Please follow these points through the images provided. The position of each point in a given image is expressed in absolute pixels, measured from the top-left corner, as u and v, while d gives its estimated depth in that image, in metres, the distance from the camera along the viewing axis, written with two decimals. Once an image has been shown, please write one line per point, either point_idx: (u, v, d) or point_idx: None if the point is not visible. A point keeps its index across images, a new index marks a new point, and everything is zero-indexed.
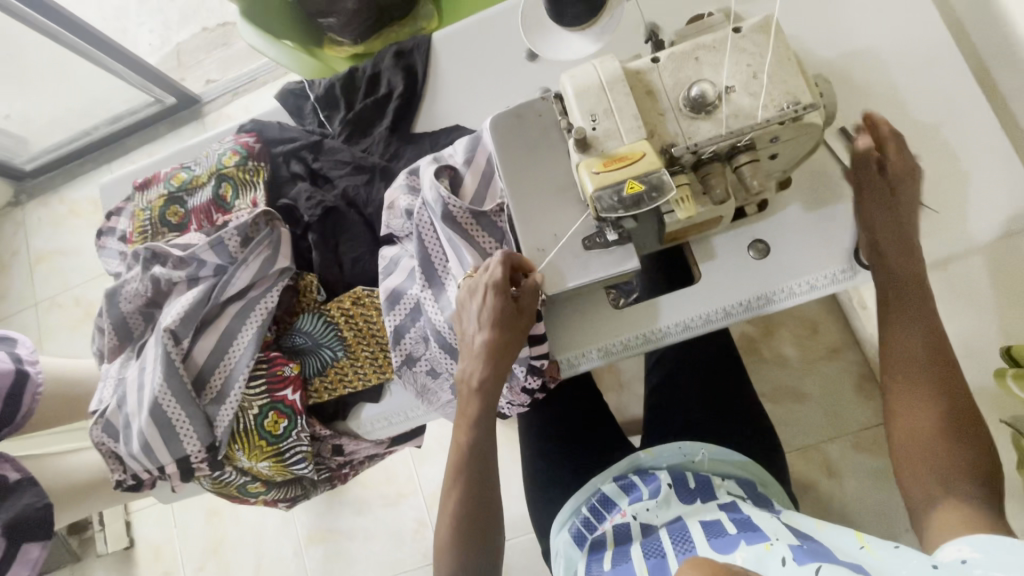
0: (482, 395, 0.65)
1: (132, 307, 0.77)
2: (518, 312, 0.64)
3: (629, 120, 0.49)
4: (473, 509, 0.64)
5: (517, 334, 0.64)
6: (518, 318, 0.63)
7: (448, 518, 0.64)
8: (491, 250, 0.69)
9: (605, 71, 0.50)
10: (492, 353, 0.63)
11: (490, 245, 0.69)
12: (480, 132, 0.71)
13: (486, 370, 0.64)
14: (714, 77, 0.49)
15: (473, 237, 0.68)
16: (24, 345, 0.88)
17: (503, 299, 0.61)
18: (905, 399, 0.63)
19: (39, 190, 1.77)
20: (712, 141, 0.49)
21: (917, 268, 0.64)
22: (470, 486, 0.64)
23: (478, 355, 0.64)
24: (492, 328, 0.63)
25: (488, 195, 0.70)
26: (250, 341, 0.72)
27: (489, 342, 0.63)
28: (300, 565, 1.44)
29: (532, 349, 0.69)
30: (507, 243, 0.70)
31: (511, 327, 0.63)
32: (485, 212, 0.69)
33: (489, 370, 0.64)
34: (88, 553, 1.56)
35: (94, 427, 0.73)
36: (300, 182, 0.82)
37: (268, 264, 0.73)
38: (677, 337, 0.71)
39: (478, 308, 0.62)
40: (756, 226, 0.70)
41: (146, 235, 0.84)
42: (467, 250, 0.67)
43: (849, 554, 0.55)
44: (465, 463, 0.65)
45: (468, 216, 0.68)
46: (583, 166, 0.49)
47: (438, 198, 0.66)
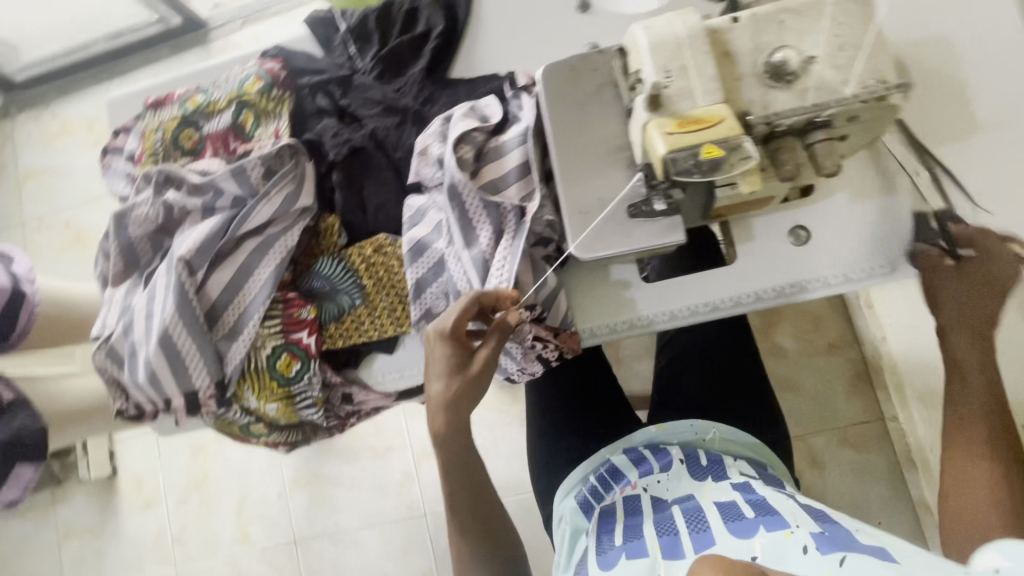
0: (446, 442, 0.66)
1: (141, 233, 0.73)
2: (469, 356, 0.64)
3: (706, 81, 0.45)
4: (475, 513, 0.68)
5: (472, 383, 0.64)
6: (474, 362, 0.64)
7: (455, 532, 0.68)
8: (486, 239, 0.66)
9: (684, 25, 0.46)
10: (449, 399, 0.64)
11: (487, 234, 0.66)
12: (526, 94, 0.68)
13: (444, 419, 0.65)
14: (799, 44, 0.46)
15: (480, 217, 0.66)
16: (21, 263, 0.85)
17: (451, 345, 0.63)
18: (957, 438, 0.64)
19: (30, 103, 1.68)
20: (792, 113, 0.46)
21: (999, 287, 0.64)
22: (461, 512, 0.67)
23: (432, 402, 0.65)
24: (445, 378, 0.64)
25: (526, 179, 0.66)
26: (268, 279, 0.69)
27: (441, 390, 0.64)
28: (283, 507, 1.45)
29: (557, 337, 0.68)
30: (506, 237, 0.66)
31: (465, 371, 0.64)
32: (493, 199, 0.65)
33: (442, 419, 0.64)
34: (70, 477, 1.57)
35: (98, 352, 0.70)
36: (326, 118, 0.77)
37: (291, 200, 0.69)
38: (664, 326, 0.70)
39: (434, 357, 0.65)
40: (799, 210, 0.68)
41: (157, 157, 0.79)
42: (464, 232, 0.66)
43: (872, 538, 0.55)
44: (458, 491, 0.67)
45: (477, 198, 0.66)
46: (654, 125, 0.44)
47: (450, 169, 0.65)
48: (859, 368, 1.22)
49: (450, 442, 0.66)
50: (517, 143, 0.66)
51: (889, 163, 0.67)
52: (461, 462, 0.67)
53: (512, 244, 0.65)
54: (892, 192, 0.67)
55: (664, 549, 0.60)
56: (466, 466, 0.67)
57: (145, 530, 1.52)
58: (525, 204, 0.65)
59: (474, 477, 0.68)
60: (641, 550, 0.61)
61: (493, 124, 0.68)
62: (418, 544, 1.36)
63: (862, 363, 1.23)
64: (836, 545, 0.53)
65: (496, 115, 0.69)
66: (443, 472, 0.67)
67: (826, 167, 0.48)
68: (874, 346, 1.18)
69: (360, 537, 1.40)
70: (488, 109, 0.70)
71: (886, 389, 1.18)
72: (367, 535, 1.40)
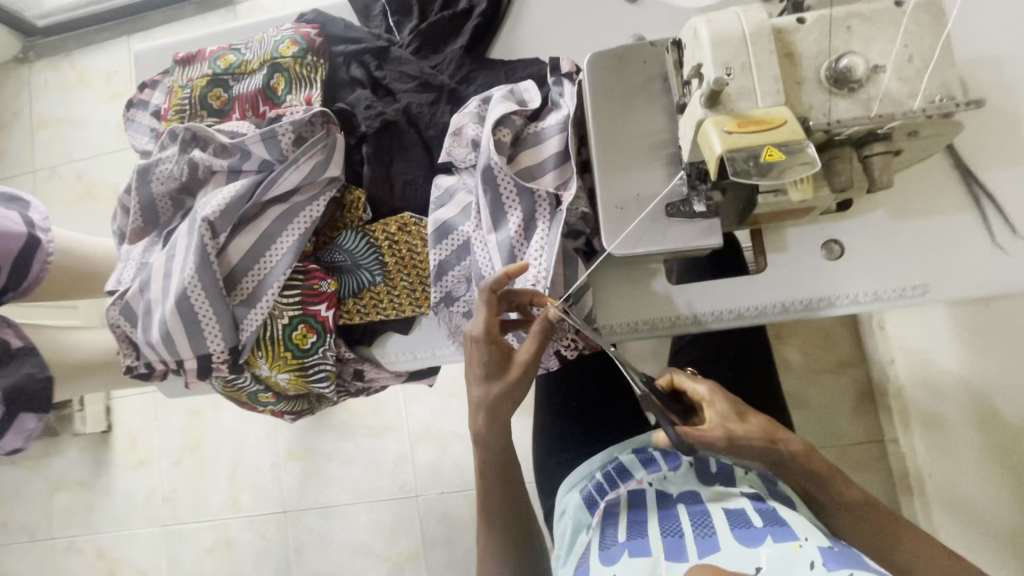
0: (487, 443, 0.67)
1: (163, 190, 0.72)
2: (500, 356, 0.63)
3: (768, 82, 0.44)
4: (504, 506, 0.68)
5: (510, 388, 0.63)
6: (507, 361, 0.63)
7: (484, 522, 0.69)
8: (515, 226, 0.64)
9: (749, 21, 0.45)
10: (488, 403, 0.64)
11: (517, 221, 0.64)
12: (569, 83, 0.66)
13: (484, 421, 0.66)
14: (865, 51, 0.45)
15: (512, 202, 0.64)
16: (37, 210, 0.83)
17: (484, 351, 0.63)
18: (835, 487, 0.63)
19: (49, 51, 1.65)
20: (852, 121, 0.44)
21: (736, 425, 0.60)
22: (490, 505, 0.68)
23: (472, 405, 0.66)
24: (483, 383, 0.64)
25: (563, 169, 0.64)
26: (291, 249, 0.68)
27: (479, 393, 0.64)
28: (275, 477, 1.46)
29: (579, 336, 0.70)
30: (536, 225, 0.65)
31: (503, 375, 0.63)
32: (529, 187, 0.64)
33: (482, 422, 0.65)
34: (65, 430, 1.57)
35: (112, 307, 0.70)
36: (359, 89, 0.76)
37: (319, 169, 0.68)
38: (688, 329, 0.69)
39: (469, 360, 0.65)
40: (835, 225, 0.67)
41: (183, 114, 0.78)
42: (494, 218, 0.65)
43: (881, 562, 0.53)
44: (489, 482, 0.68)
45: (511, 184, 0.64)
46: (712, 122, 0.43)
47: (487, 150, 0.63)
48: (864, 388, 1.22)
49: (490, 440, 0.66)
50: (557, 132, 0.65)
51: (931, 184, 0.65)
52: (493, 456, 0.67)
53: (542, 235, 0.64)
54: (931, 215, 0.65)
55: (667, 550, 0.59)
56: (503, 468, 0.68)
57: (135, 488, 1.53)
58: (560, 193, 0.64)
59: (509, 472, 0.68)
60: (644, 549, 0.59)
61: (530, 109, 0.67)
62: (407, 525, 1.37)
63: (868, 384, 1.23)
64: (846, 563, 0.51)
65: (533, 100, 0.67)
66: (478, 470, 0.68)
67: (880, 181, 0.47)
68: (883, 368, 1.18)
69: (350, 513, 1.40)
70: (524, 94, 0.68)
71: (889, 411, 1.18)
72: (357, 513, 1.40)
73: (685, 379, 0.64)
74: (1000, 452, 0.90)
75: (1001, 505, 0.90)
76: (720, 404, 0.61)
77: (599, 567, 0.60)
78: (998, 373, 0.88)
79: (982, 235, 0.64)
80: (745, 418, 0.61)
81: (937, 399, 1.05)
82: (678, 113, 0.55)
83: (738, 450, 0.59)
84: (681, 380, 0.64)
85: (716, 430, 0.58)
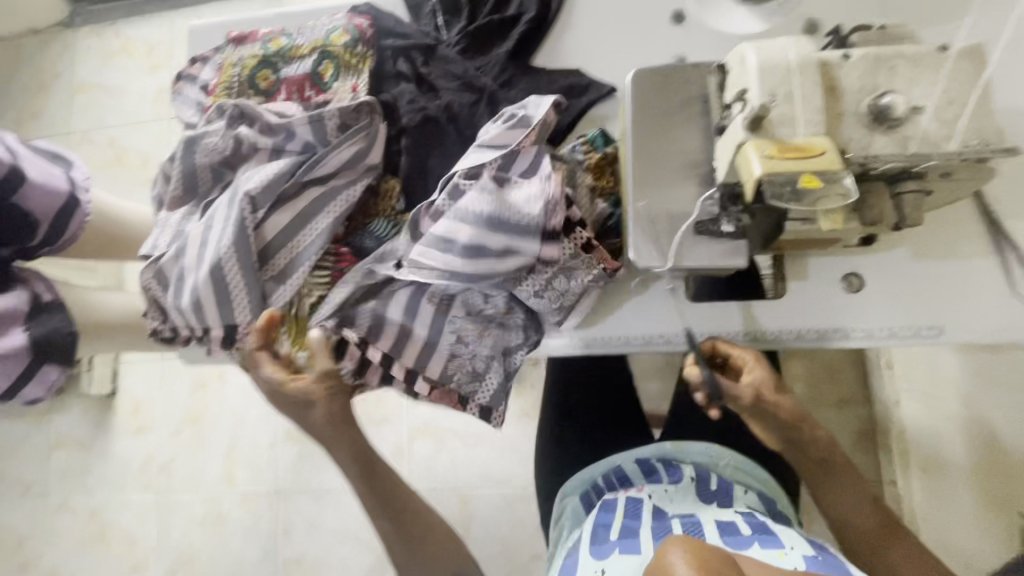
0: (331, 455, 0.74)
1: (206, 162, 0.74)
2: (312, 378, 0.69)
3: (811, 112, 0.45)
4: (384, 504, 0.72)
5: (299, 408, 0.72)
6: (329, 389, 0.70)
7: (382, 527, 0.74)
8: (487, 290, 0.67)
9: (797, 52, 0.46)
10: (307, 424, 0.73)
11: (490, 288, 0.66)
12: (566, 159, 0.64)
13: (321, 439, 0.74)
14: (907, 91, 0.46)
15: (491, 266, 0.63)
16: (79, 170, 0.85)
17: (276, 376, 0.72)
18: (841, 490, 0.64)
19: (94, 18, 1.69)
20: (888, 158, 0.46)
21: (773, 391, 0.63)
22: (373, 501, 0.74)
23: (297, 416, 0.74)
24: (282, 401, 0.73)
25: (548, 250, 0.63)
26: (324, 230, 0.70)
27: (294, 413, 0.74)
28: (272, 457, 1.47)
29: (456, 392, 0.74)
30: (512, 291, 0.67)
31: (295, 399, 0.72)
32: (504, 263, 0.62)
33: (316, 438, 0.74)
34: (71, 389, 1.59)
35: (146, 270, 0.72)
36: (404, 83, 0.78)
37: (359, 157, 0.70)
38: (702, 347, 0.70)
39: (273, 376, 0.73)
40: (856, 259, 0.68)
41: (231, 92, 0.80)
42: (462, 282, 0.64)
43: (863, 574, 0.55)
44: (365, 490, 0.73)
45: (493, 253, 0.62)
46: (755, 145, 0.44)
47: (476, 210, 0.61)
48: (865, 426, 1.22)
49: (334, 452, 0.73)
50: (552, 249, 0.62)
51: (953, 228, 0.67)
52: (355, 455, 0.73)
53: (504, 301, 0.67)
54: (951, 257, 0.66)
55: (656, 549, 0.59)
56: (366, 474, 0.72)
57: (133, 453, 1.55)
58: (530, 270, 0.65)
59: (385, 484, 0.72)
60: (634, 548, 0.60)
61: (532, 219, 0.61)
62: None
63: (870, 422, 1.23)
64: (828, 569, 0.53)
65: (536, 204, 0.61)
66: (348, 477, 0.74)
67: (909, 219, 0.48)
68: (887, 407, 1.18)
69: (341, 499, 1.41)
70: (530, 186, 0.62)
71: (888, 450, 1.18)
72: (348, 499, 1.41)
73: (730, 346, 0.64)
74: (999, 502, 0.90)
75: (993, 554, 0.90)
76: (760, 372, 0.63)
77: (590, 561, 0.61)
78: (1000, 421, 0.89)
79: (1001, 281, 0.65)
80: (781, 391, 0.63)
81: (937, 442, 1.05)
82: (716, 134, 0.57)
83: (764, 413, 0.62)
84: (726, 346, 0.64)
85: (746, 388, 0.62)
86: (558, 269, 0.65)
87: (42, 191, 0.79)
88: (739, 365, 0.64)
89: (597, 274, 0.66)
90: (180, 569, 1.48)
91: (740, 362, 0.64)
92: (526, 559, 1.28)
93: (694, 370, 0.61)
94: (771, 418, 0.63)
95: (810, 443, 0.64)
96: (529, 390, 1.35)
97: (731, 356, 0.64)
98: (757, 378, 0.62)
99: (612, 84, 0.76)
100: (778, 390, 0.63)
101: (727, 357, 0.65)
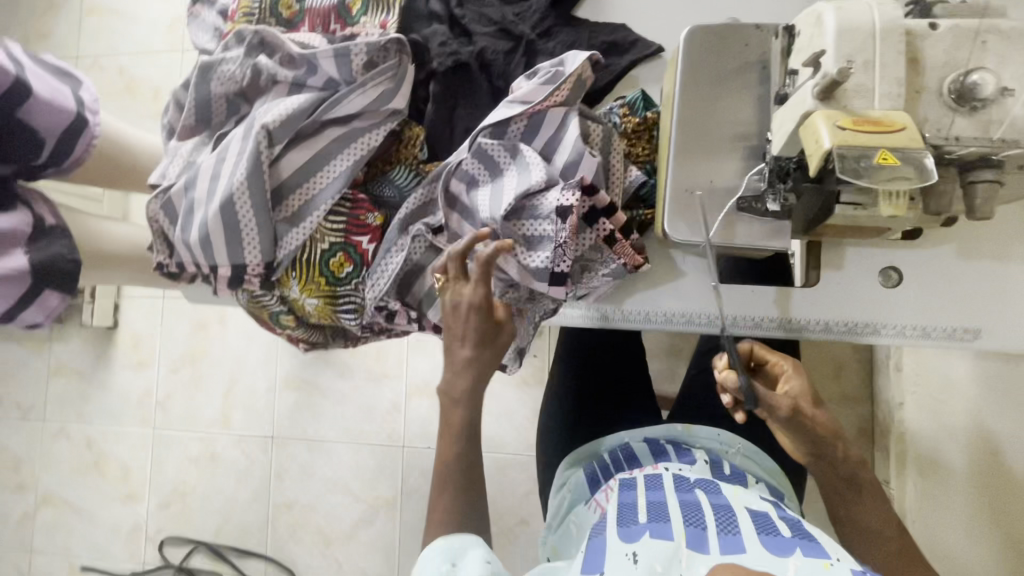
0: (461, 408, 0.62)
1: (221, 91, 0.70)
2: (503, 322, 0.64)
3: (890, 83, 0.41)
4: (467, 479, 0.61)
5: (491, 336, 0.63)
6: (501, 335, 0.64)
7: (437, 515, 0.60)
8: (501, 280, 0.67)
9: (881, 16, 0.42)
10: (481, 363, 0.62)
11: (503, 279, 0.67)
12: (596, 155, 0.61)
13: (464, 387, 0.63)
14: (996, 70, 0.42)
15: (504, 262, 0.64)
16: (87, 89, 0.81)
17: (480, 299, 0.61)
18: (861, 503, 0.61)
19: None
20: (969, 141, 0.42)
21: (806, 403, 0.60)
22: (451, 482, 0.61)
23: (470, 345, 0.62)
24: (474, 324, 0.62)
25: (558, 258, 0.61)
26: (343, 174, 0.66)
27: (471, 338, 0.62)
28: (269, 403, 1.47)
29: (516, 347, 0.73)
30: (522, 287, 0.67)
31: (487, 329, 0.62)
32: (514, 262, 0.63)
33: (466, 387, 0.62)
34: (72, 318, 1.58)
35: (153, 201, 0.69)
36: (436, 23, 0.73)
37: (385, 98, 0.65)
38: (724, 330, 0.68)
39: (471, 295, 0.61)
40: (897, 252, 0.65)
41: (251, 19, 0.73)
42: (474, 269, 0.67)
43: None
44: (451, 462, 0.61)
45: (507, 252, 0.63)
46: (824, 114, 0.40)
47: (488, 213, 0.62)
48: (866, 425, 1.21)
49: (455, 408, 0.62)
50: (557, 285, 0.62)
51: (1003, 230, 0.63)
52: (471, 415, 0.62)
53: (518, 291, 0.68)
54: (996, 260, 0.63)
55: (689, 538, 0.56)
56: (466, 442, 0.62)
57: (131, 387, 1.55)
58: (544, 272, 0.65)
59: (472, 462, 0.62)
60: (665, 533, 0.57)
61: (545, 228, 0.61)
62: (390, 472, 1.38)
63: (871, 422, 1.21)
64: None
65: (547, 247, 0.61)
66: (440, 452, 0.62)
67: (981, 211, 0.44)
68: (890, 408, 1.16)
69: (335, 450, 1.42)
70: (545, 224, 0.61)
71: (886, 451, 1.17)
72: (342, 451, 1.42)
73: (767, 351, 0.63)
74: (999, 512, 0.89)
75: (987, 564, 0.90)
76: (796, 382, 0.61)
77: (616, 542, 0.57)
78: (1009, 432, 0.88)
79: None
80: (819, 406, 0.61)
81: (940, 448, 1.04)
82: (773, 104, 0.53)
83: (800, 427, 0.59)
84: (764, 352, 0.63)
85: (784, 399, 0.59)
86: (575, 261, 0.65)
87: (48, 108, 0.74)
88: (776, 373, 0.63)
89: (615, 268, 0.64)
90: (173, 502, 1.50)
91: (777, 372, 0.63)
92: (513, 523, 1.29)
93: (731, 375, 0.59)
94: (804, 430, 0.60)
95: (836, 453, 0.61)
96: (531, 360, 1.34)
97: (770, 363, 0.63)
98: (791, 389, 0.61)
99: (658, 44, 0.71)
100: (813, 403, 0.61)
101: (763, 363, 0.64)
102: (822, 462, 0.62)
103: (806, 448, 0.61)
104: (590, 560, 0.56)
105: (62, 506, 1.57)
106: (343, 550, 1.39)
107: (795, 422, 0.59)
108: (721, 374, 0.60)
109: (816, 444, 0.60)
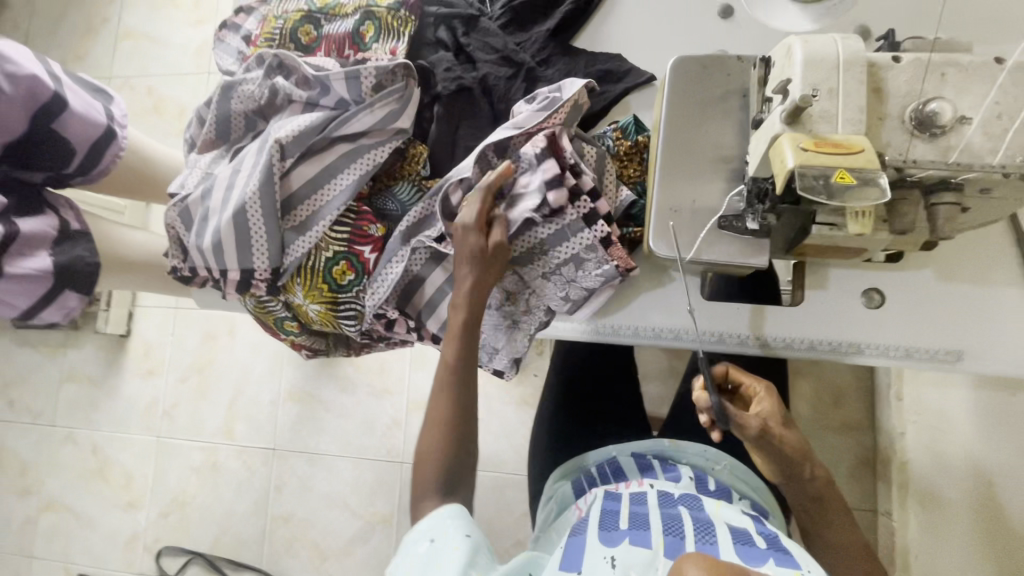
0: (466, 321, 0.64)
1: (240, 108, 0.75)
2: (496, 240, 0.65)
3: (853, 110, 0.44)
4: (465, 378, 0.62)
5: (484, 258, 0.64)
6: (497, 248, 0.64)
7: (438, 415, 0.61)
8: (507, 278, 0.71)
9: (846, 48, 0.45)
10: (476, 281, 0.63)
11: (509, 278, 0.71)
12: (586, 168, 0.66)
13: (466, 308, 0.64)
14: (955, 100, 0.45)
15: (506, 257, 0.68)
16: (118, 105, 0.87)
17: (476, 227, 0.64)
18: (835, 519, 0.62)
19: None
20: (929, 164, 0.44)
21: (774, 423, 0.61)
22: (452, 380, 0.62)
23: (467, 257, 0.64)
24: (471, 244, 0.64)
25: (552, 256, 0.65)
26: (348, 187, 0.70)
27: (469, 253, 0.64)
28: (272, 416, 1.49)
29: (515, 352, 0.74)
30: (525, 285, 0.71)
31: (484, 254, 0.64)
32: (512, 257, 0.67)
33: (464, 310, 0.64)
34: (88, 325, 1.63)
35: (172, 208, 0.73)
36: (443, 51, 0.78)
37: (390, 117, 0.70)
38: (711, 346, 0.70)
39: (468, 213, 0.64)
40: (879, 274, 0.67)
41: (273, 43, 0.80)
42: None
43: None
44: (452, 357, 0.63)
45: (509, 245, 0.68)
46: (790, 138, 0.44)
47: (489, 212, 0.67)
48: (867, 455, 1.20)
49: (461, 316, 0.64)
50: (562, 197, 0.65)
51: (983, 257, 0.65)
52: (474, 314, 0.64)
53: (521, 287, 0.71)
54: (977, 284, 0.65)
55: (667, 546, 0.57)
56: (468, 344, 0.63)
57: (139, 395, 1.59)
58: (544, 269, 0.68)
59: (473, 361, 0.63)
60: (644, 540, 0.57)
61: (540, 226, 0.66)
62: (387, 487, 1.39)
63: (872, 451, 1.20)
64: None
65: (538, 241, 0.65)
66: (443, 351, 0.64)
67: (941, 231, 0.47)
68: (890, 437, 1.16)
69: (335, 464, 1.43)
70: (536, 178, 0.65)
71: (887, 483, 1.15)
72: (341, 465, 1.43)
73: (742, 373, 0.65)
74: (997, 545, 0.87)
75: None
76: (768, 404, 0.62)
77: (596, 546, 0.58)
78: (1006, 464, 0.87)
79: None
80: (790, 427, 0.62)
81: (939, 479, 1.03)
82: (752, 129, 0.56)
83: (767, 447, 0.61)
84: (738, 374, 0.64)
85: (753, 418, 0.61)
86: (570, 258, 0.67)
87: (83, 121, 0.79)
88: (750, 395, 0.64)
89: (607, 269, 0.66)
90: (171, 512, 1.52)
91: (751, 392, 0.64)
92: (507, 544, 1.28)
93: (703, 397, 0.61)
94: (778, 452, 0.61)
95: (811, 473, 0.62)
96: (531, 379, 1.35)
97: (744, 383, 0.64)
98: (763, 410, 0.62)
99: (651, 73, 0.75)
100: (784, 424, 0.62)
101: (738, 385, 0.65)
102: (794, 482, 0.62)
103: (776, 470, 0.63)
104: (569, 557, 0.58)
105: (64, 512, 1.59)
106: (337, 566, 1.39)
107: (763, 445, 0.61)
108: (694, 395, 0.62)
109: (792, 463, 0.62)
